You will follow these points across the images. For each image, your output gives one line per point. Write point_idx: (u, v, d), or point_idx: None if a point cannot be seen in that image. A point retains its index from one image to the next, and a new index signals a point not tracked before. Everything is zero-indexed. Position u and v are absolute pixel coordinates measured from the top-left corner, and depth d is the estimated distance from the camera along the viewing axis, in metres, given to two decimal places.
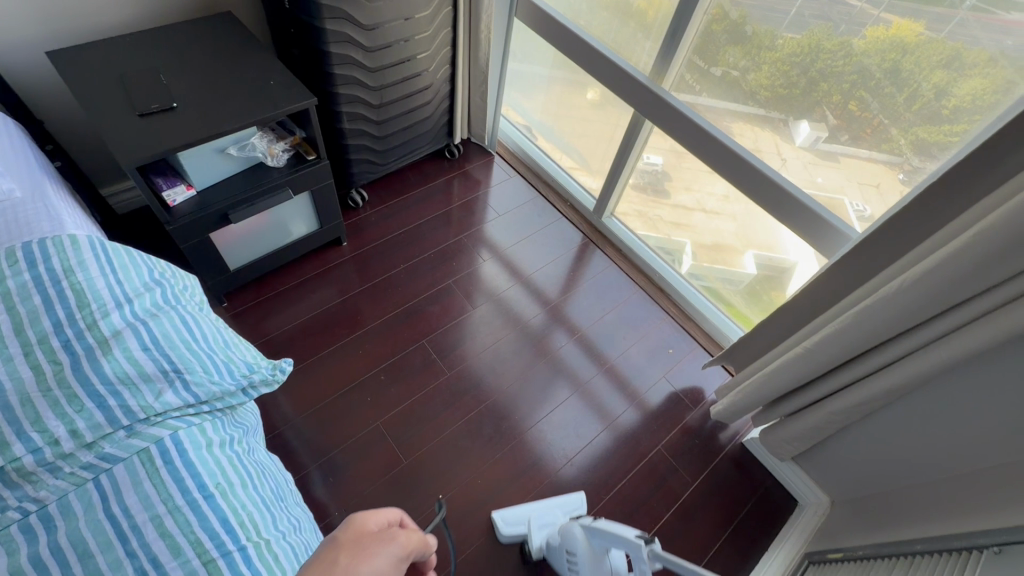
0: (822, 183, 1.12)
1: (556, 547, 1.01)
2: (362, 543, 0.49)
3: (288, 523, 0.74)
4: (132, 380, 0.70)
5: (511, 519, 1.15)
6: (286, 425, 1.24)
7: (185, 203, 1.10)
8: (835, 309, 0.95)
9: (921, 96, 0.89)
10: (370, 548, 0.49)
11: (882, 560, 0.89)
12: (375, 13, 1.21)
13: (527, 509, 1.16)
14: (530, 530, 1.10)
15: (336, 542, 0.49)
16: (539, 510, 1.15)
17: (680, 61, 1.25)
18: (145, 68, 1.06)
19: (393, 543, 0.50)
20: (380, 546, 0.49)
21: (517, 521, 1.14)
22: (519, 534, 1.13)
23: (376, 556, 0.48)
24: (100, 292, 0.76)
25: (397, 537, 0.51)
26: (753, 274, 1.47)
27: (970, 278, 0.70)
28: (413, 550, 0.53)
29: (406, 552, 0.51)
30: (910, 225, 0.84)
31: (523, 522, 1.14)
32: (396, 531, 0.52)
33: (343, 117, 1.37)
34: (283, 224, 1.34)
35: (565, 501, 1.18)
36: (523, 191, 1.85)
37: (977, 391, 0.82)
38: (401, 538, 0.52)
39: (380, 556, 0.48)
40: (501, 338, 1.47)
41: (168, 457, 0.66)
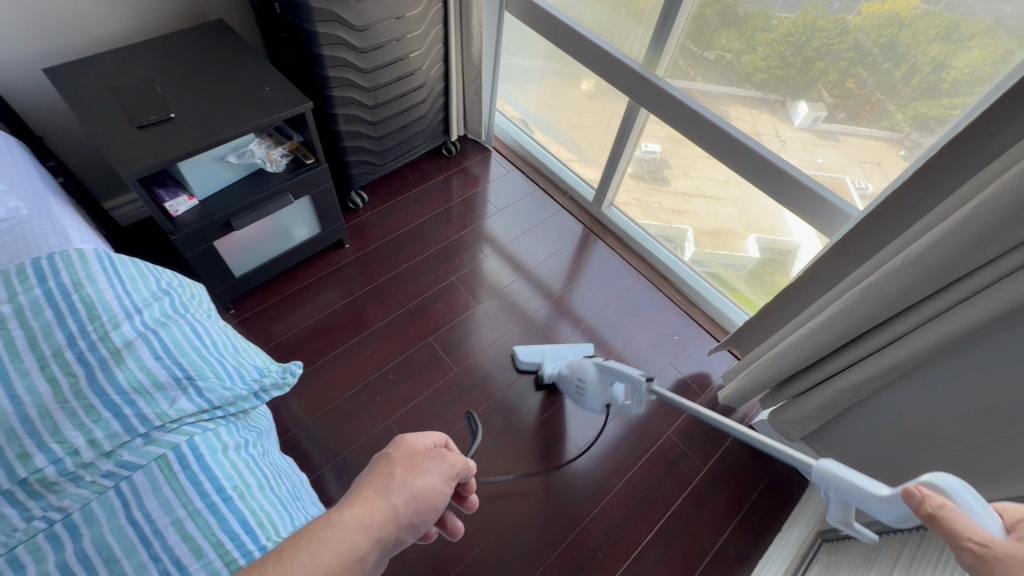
0: (822, 163, 1.12)
1: (566, 375, 1.19)
2: (416, 460, 0.55)
3: (306, 522, 0.75)
4: (146, 388, 0.71)
5: (529, 353, 1.39)
6: (298, 427, 1.25)
7: (188, 213, 1.11)
8: (838, 288, 0.95)
9: (919, 70, 0.89)
10: (424, 464, 0.54)
11: (894, 535, 0.89)
12: (365, 13, 1.21)
13: (544, 347, 1.40)
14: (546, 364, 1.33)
15: (390, 458, 0.54)
16: (554, 351, 1.39)
17: (673, 47, 1.25)
18: (141, 80, 1.07)
19: (444, 461, 0.56)
20: (432, 464, 0.55)
21: (535, 354, 1.39)
22: (535, 364, 1.38)
23: (428, 472, 0.54)
24: (110, 303, 0.77)
25: (446, 456, 0.57)
26: (756, 257, 1.47)
27: (973, 249, 0.70)
28: (461, 470, 0.58)
29: (455, 470, 0.57)
30: (911, 200, 0.84)
31: (538, 356, 1.39)
32: (446, 452, 0.58)
33: (339, 119, 1.37)
34: (285, 228, 1.35)
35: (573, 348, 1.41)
36: (522, 185, 1.86)
37: (984, 363, 0.82)
38: (450, 458, 0.57)
39: (432, 473, 0.54)
40: (507, 332, 1.48)
41: (186, 462, 0.68)
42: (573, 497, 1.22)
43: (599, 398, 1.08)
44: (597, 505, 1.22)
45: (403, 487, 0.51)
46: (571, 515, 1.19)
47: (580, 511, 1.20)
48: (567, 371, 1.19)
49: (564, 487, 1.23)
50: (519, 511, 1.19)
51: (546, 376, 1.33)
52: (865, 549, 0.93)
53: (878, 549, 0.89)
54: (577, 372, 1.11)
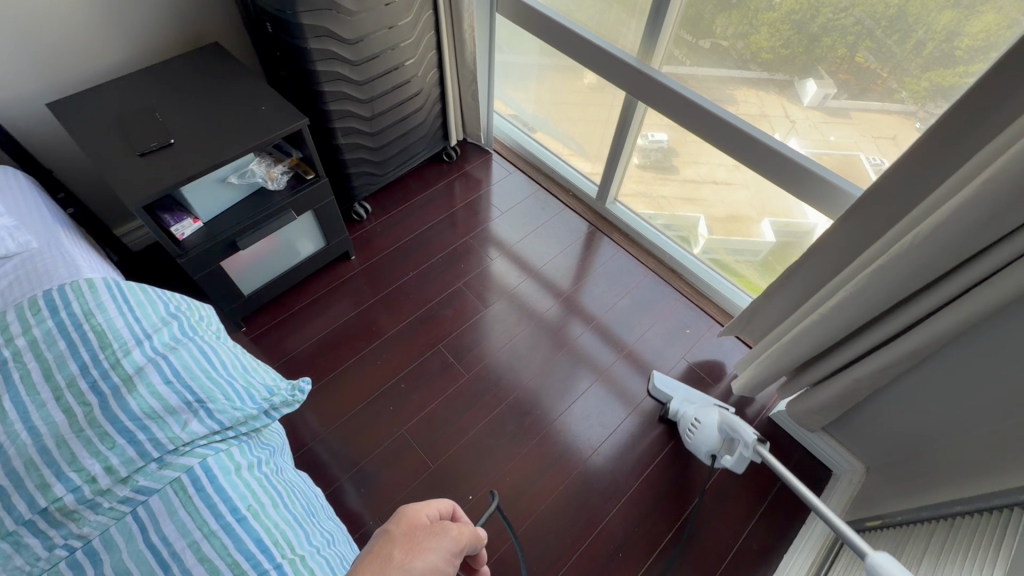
0: (835, 141, 1.09)
1: (686, 417, 1.23)
2: (415, 538, 0.54)
3: (321, 537, 0.75)
4: (159, 414, 0.72)
5: (665, 382, 1.35)
6: (315, 439, 1.26)
7: (194, 235, 1.12)
8: (847, 271, 0.93)
9: (929, 42, 0.85)
10: (425, 542, 0.53)
11: (922, 524, 0.87)
12: (356, 25, 1.21)
13: (678, 386, 1.34)
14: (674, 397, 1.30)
15: (390, 535, 0.54)
16: (687, 392, 1.32)
17: (667, 37, 1.23)
18: (142, 107, 1.09)
19: (447, 537, 0.55)
20: (434, 541, 0.54)
21: (670, 385, 1.35)
22: (665, 395, 1.34)
23: (429, 551, 0.52)
24: (120, 331, 0.79)
25: (449, 531, 0.56)
26: (771, 242, 1.44)
27: (986, 223, 0.68)
28: (467, 543, 0.57)
29: (459, 545, 0.55)
30: (919, 177, 0.81)
31: (668, 390, 1.33)
32: (449, 526, 0.56)
33: (337, 133, 1.38)
34: (290, 244, 1.37)
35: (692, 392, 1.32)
36: (525, 185, 1.85)
37: (1008, 342, 0.79)
38: (453, 532, 0.56)
39: (434, 552, 0.53)
40: (517, 333, 1.47)
41: (200, 484, 0.69)
42: (591, 497, 1.21)
43: (708, 449, 1.17)
44: (617, 504, 1.20)
45: (401, 569, 0.49)
46: (591, 515, 1.19)
47: (599, 512, 1.19)
48: (688, 412, 1.24)
49: (582, 487, 1.22)
50: (538, 514, 1.18)
51: (669, 412, 1.30)
52: (893, 541, 0.91)
53: (905, 541, 0.87)
54: (697, 413, 1.21)
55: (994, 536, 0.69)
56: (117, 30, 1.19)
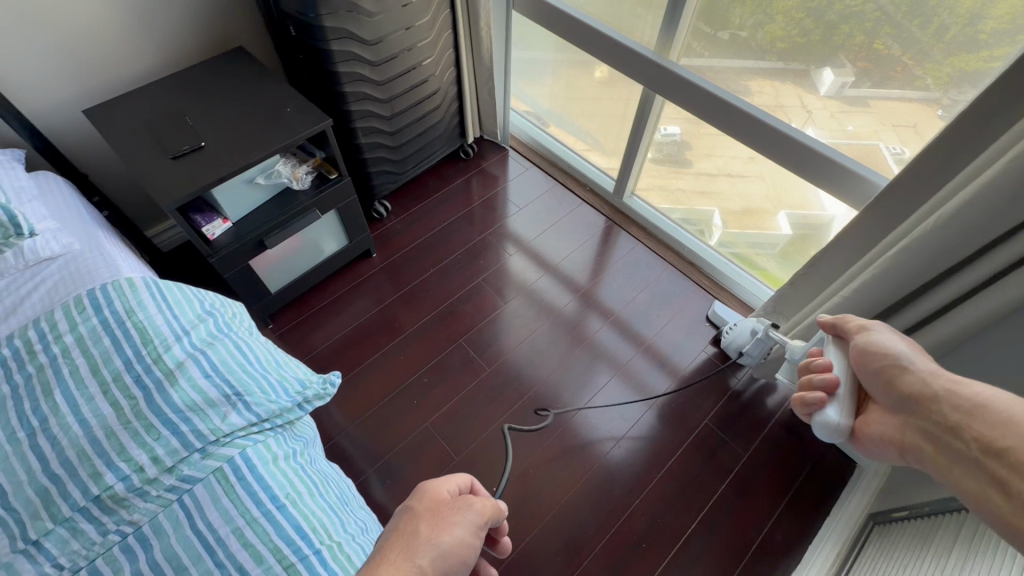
0: (853, 130, 1.09)
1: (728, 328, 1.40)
2: (440, 513, 0.56)
3: (355, 526, 0.77)
4: (200, 406, 0.75)
5: (727, 312, 1.48)
6: (341, 434, 1.29)
7: (223, 235, 1.16)
8: (869, 259, 0.92)
9: (951, 26, 0.84)
10: (450, 517, 0.55)
11: (950, 515, 0.86)
12: (376, 26, 1.23)
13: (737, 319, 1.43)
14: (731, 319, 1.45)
15: (414, 511, 0.56)
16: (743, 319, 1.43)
17: (683, 30, 1.23)
18: (172, 112, 1.13)
19: (471, 511, 0.57)
20: (458, 515, 0.56)
21: (731, 316, 1.46)
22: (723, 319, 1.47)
23: (455, 525, 0.55)
24: (160, 328, 0.82)
25: (473, 504, 0.58)
26: (788, 234, 1.43)
27: (1010, 208, 0.67)
28: (490, 515, 0.59)
29: (483, 518, 0.58)
30: (944, 163, 0.80)
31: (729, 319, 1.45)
32: (471, 500, 0.59)
33: (359, 132, 1.41)
34: (314, 242, 1.39)
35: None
36: (540, 181, 1.86)
37: None
38: (476, 506, 0.58)
39: (459, 526, 0.55)
40: (536, 328, 1.49)
41: (240, 473, 0.72)
42: (613, 489, 1.22)
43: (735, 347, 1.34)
44: (638, 496, 1.22)
45: (429, 545, 0.52)
46: (613, 507, 1.20)
47: (622, 504, 1.21)
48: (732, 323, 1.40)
49: (603, 479, 1.24)
50: (561, 506, 1.20)
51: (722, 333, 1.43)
52: (920, 531, 0.90)
53: (933, 534, 0.86)
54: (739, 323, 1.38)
55: None
56: (145, 37, 1.23)
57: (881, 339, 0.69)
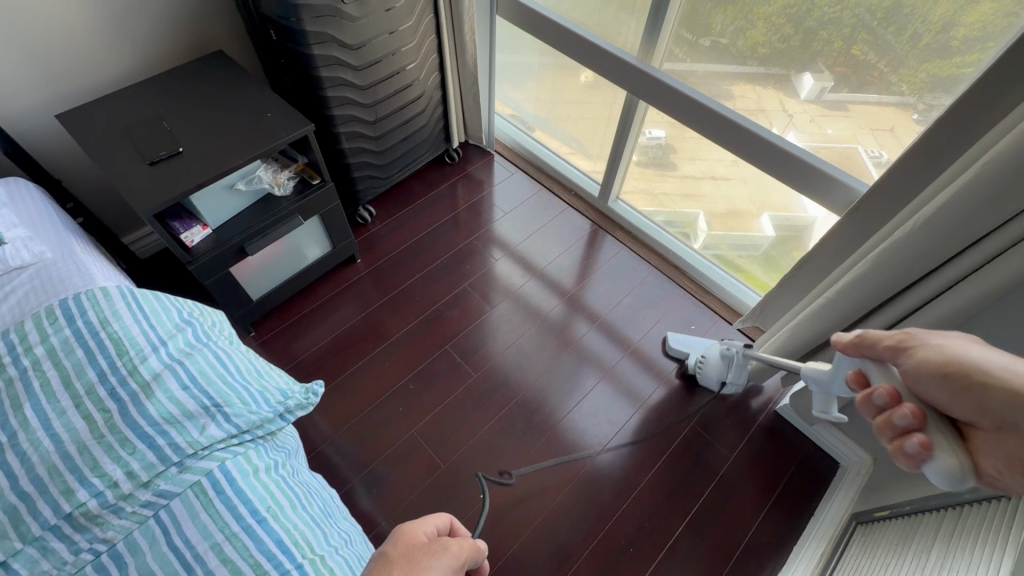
0: (832, 134, 1.10)
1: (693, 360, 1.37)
2: (415, 558, 0.53)
3: (339, 538, 0.76)
4: (177, 418, 0.73)
5: (681, 342, 1.43)
6: (326, 442, 1.27)
7: (203, 242, 1.13)
8: (848, 262, 0.94)
9: (926, 33, 0.86)
10: (424, 562, 0.53)
11: (931, 513, 0.88)
12: (359, 31, 1.22)
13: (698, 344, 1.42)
14: (690, 351, 1.40)
15: (388, 558, 0.53)
16: (700, 344, 1.42)
17: (667, 35, 1.24)
18: (149, 116, 1.10)
19: (447, 555, 0.54)
20: (433, 559, 0.53)
21: (688, 344, 1.42)
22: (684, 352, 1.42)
23: (428, 570, 0.52)
24: (136, 338, 0.80)
25: (449, 547, 0.55)
26: (771, 236, 1.45)
27: (982, 213, 0.69)
28: (468, 557, 0.56)
29: (460, 561, 0.55)
30: (918, 169, 0.82)
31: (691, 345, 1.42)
32: (448, 542, 0.56)
33: (342, 137, 1.39)
34: (297, 248, 1.38)
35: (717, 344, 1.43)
36: (526, 185, 1.86)
37: (1009, 330, 0.80)
38: (453, 548, 0.55)
39: (434, 570, 0.52)
40: (523, 333, 1.49)
41: (220, 487, 0.70)
42: (601, 494, 1.22)
43: (717, 377, 1.31)
44: (625, 500, 1.22)
45: None
46: (601, 512, 1.20)
47: (609, 508, 1.20)
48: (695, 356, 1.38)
49: (591, 484, 1.24)
50: (549, 511, 1.19)
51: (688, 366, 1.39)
52: (902, 529, 0.92)
53: (914, 533, 0.88)
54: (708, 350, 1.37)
55: (1004, 523, 0.69)
56: (120, 38, 1.20)
57: (934, 348, 0.51)
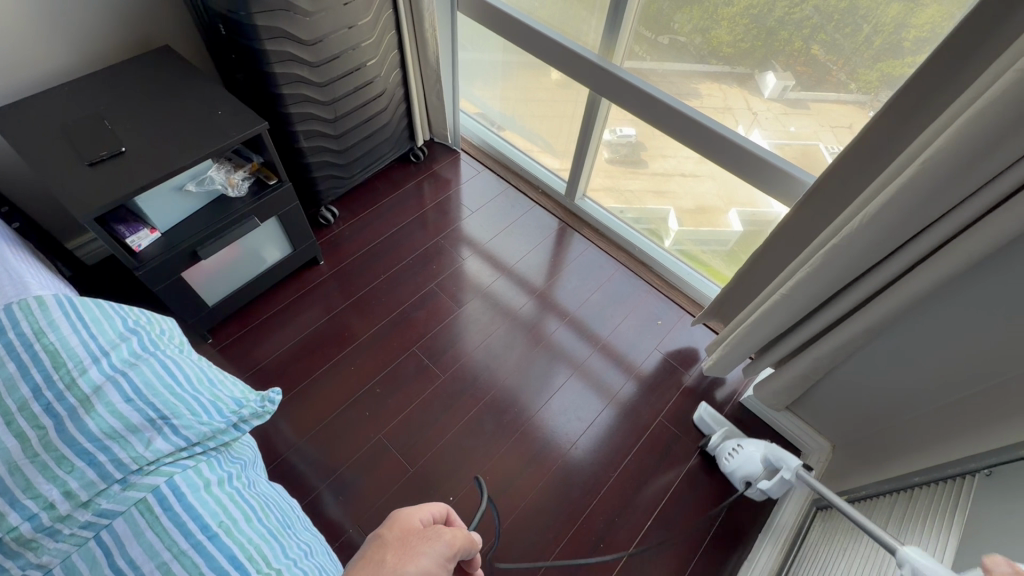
0: (795, 131, 1.13)
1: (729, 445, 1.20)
2: (408, 542, 0.53)
3: (298, 550, 0.73)
4: (120, 433, 0.69)
5: (717, 419, 1.29)
6: (290, 450, 1.24)
7: (151, 245, 1.09)
8: (798, 258, 0.95)
9: (878, 34, 0.89)
10: (417, 546, 0.52)
11: (885, 497, 0.90)
12: (314, 26, 1.18)
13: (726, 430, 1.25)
14: (722, 428, 1.26)
15: (383, 540, 0.53)
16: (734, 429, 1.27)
17: (627, 33, 1.25)
18: (89, 114, 1.04)
19: (440, 542, 0.53)
20: (427, 545, 0.52)
21: (720, 424, 1.28)
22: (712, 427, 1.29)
23: (422, 555, 0.51)
24: (75, 349, 0.75)
25: (442, 535, 0.54)
26: (738, 231, 1.48)
27: (923, 209, 0.71)
28: (462, 547, 0.55)
29: (453, 550, 0.53)
30: (864, 167, 0.85)
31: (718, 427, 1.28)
32: (442, 529, 0.55)
33: (299, 136, 1.35)
34: (255, 251, 1.33)
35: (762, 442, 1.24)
36: (493, 184, 1.85)
37: (956, 317, 0.83)
38: (446, 536, 0.54)
39: (427, 556, 0.51)
40: (493, 332, 1.48)
41: (167, 503, 0.67)
42: (571, 491, 1.22)
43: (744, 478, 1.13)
44: (596, 496, 1.22)
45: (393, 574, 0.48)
46: (572, 509, 1.20)
47: (579, 505, 1.21)
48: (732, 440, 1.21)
49: (562, 481, 1.24)
50: (520, 510, 1.19)
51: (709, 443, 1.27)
52: (860, 514, 0.95)
53: (870, 516, 0.91)
54: (741, 442, 1.19)
55: (952, 505, 0.73)
56: (54, 32, 1.13)
57: None
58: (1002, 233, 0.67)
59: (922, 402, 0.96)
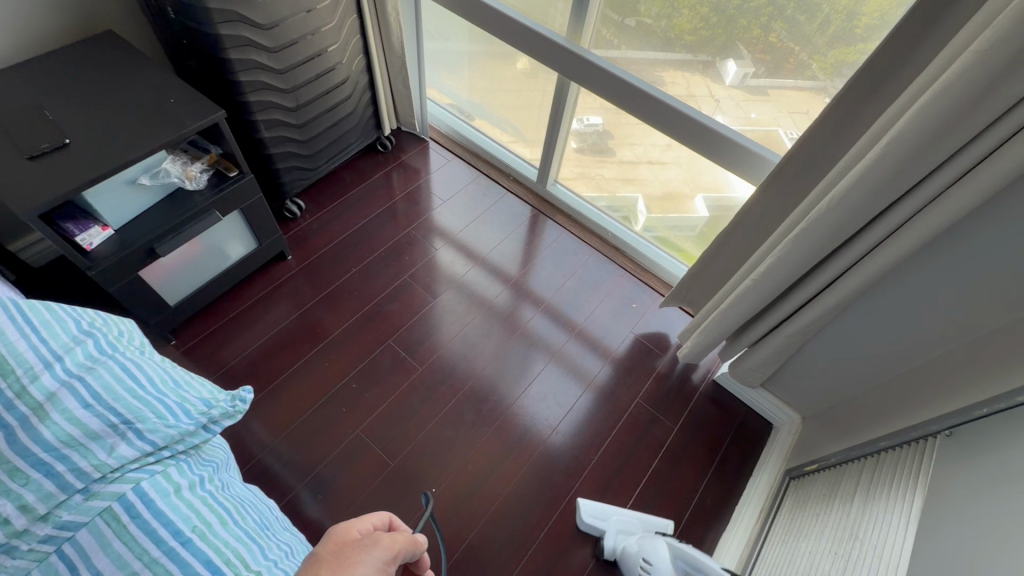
0: (755, 118, 1.15)
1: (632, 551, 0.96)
2: (343, 553, 0.50)
3: (278, 550, 0.71)
4: (78, 441, 0.65)
5: (596, 513, 1.15)
6: (264, 451, 1.20)
7: (103, 244, 1.02)
8: (768, 241, 0.97)
9: (833, 19, 0.91)
10: (354, 556, 0.50)
11: (854, 463, 0.94)
12: (270, 9, 1.13)
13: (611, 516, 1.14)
14: (607, 530, 1.10)
15: (317, 557, 0.50)
16: (619, 516, 1.14)
17: (593, 16, 1.24)
18: (26, 105, 0.97)
19: (378, 547, 0.52)
20: (363, 553, 0.50)
21: (601, 518, 1.14)
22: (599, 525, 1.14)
23: (358, 564, 0.49)
24: (23, 354, 0.69)
25: (380, 541, 0.53)
26: (705, 216, 1.50)
27: (886, 187, 0.73)
28: (401, 550, 0.54)
29: (392, 552, 0.52)
30: (825, 149, 0.87)
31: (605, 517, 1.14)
32: (378, 535, 0.53)
33: (259, 126, 1.30)
34: (217, 247, 1.28)
35: (647, 518, 1.15)
36: (464, 172, 1.83)
37: (915, 290, 0.87)
38: (384, 541, 0.53)
39: (363, 564, 0.49)
40: (469, 322, 1.46)
41: (135, 511, 0.64)
42: (553, 475, 1.23)
43: None
44: (577, 480, 1.23)
45: None
46: (554, 494, 1.21)
47: (562, 488, 1.22)
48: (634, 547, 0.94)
49: (544, 466, 1.24)
50: (503, 498, 1.19)
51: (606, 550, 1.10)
52: (828, 482, 0.99)
53: (841, 480, 0.95)
54: (646, 552, 0.89)
55: (916, 466, 0.76)
56: None
57: None
58: (959, 207, 0.69)
59: (885, 372, 1.01)
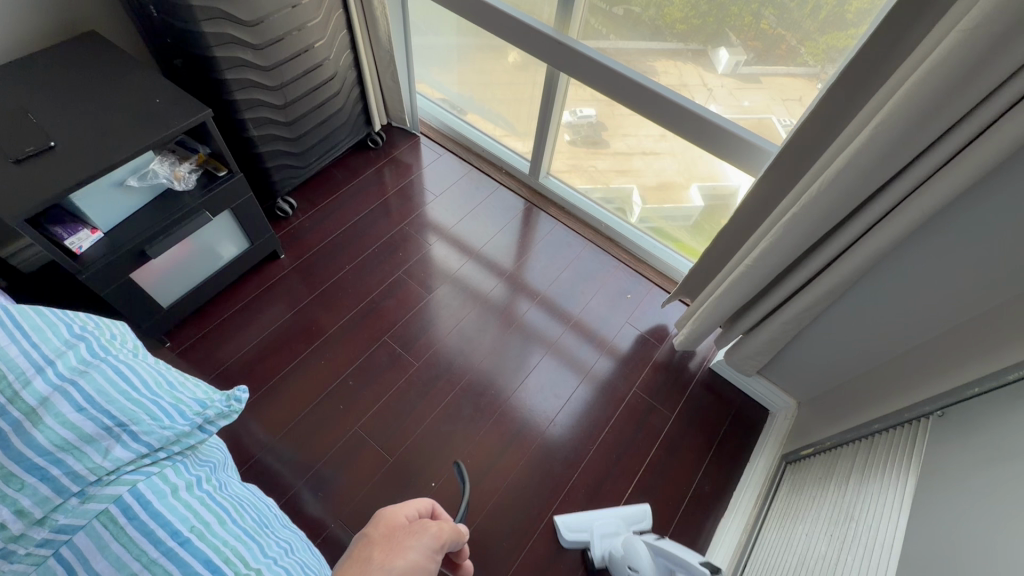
0: (748, 106, 1.15)
1: None
2: (395, 537, 0.51)
3: (278, 548, 0.71)
4: (73, 444, 0.65)
5: (576, 526, 1.14)
6: (263, 450, 1.20)
7: (93, 247, 1.02)
8: (761, 227, 0.97)
9: (823, 5, 0.91)
10: (404, 541, 0.51)
11: (848, 446, 0.95)
12: (254, 6, 1.12)
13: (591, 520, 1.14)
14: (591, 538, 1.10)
15: (369, 538, 0.51)
16: (597, 518, 1.14)
17: (581, 6, 1.23)
18: (9, 108, 0.96)
19: (426, 534, 0.53)
20: (413, 539, 0.51)
21: (580, 528, 1.13)
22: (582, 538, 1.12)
23: (409, 548, 0.50)
24: (13, 358, 0.68)
25: (428, 528, 0.54)
26: (700, 205, 1.50)
27: (877, 169, 0.73)
28: (448, 538, 0.55)
29: (440, 541, 0.53)
30: (815, 134, 0.87)
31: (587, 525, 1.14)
32: (427, 523, 0.54)
33: (248, 124, 1.29)
34: (209, 248, 1.27)
35: (624, 511, 1.16)
36: (456, 167, 1.82)
37: (908, 272, 0.87)
38: (432, 529, 0.54)
39: (414, 549, 0.50)
40: (464, 316, 1.46)
41: (132, 513, 0.64)
42: (552, 466, 1.24)
43: None
44: (576, 470, 1.24)
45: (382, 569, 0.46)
46: (554, 485, 1.21)
47: (561, 479, 1.22)
48: None
49: (542, 457, 1.25)
50: (503, 491, 1.19)
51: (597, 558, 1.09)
52: (823, 465, 0.99)
53: (836, 463, 0.95)
54: None
55: (910, 447, 0.77)
56: None
57: None
58: (951, 188, 0.69)
59: (880, 356, 1.01)
